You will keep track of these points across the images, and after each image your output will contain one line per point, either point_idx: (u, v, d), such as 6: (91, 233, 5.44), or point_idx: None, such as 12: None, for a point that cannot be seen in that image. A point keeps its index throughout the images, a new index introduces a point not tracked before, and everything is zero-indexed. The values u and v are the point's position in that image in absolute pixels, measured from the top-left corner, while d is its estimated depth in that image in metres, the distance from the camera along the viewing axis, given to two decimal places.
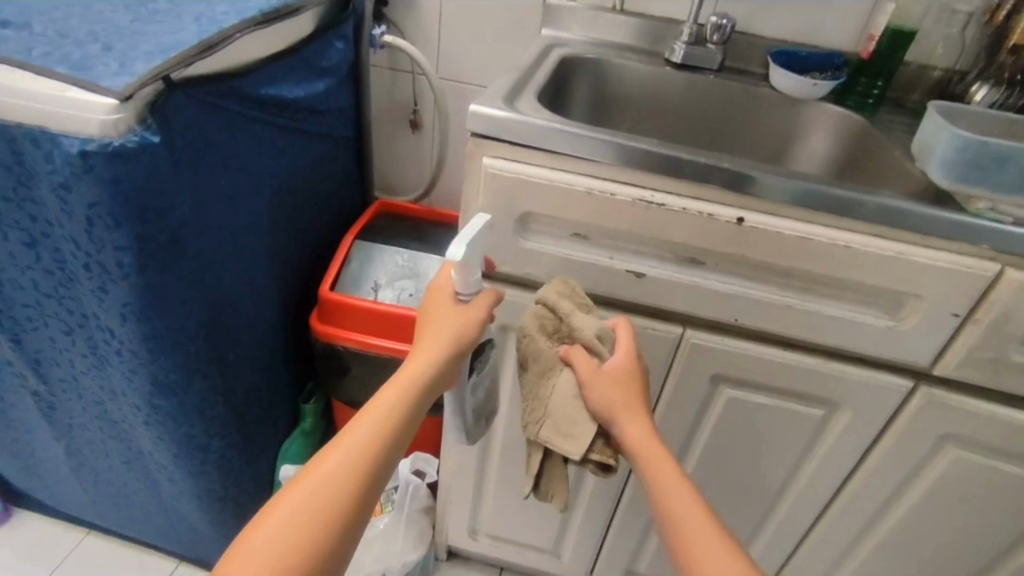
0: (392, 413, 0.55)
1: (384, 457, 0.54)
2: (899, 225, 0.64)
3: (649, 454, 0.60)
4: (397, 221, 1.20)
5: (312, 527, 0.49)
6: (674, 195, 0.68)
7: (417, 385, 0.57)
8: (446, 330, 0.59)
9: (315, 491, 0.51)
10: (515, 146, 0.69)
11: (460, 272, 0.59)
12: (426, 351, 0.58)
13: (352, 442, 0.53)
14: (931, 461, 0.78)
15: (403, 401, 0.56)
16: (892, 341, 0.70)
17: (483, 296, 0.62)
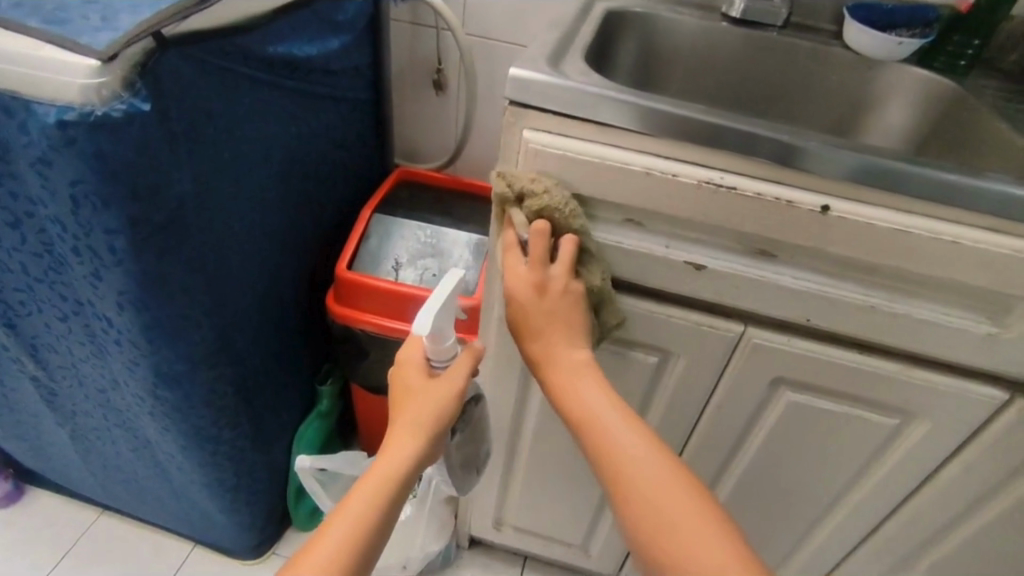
0: (369, 510, 0.51)
1: (367, 556, 0.50)
2: (1018, 218, 0.54)
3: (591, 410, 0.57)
4: (418, 191, 1.12)
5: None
6: (747, 177, 0.57)
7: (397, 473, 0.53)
8: (425, 405, 0.55)
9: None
10: (560, 118, 0.59)
11: (433, 342, 0.56)
12: (404, 434, 0.54)
13: (330, 549, 0.48)
14: (1016, 478, 0.70)
15: (383, 494, 0.52)
16: (990, 349, 0.61)
17: (458, 361, 0.58)
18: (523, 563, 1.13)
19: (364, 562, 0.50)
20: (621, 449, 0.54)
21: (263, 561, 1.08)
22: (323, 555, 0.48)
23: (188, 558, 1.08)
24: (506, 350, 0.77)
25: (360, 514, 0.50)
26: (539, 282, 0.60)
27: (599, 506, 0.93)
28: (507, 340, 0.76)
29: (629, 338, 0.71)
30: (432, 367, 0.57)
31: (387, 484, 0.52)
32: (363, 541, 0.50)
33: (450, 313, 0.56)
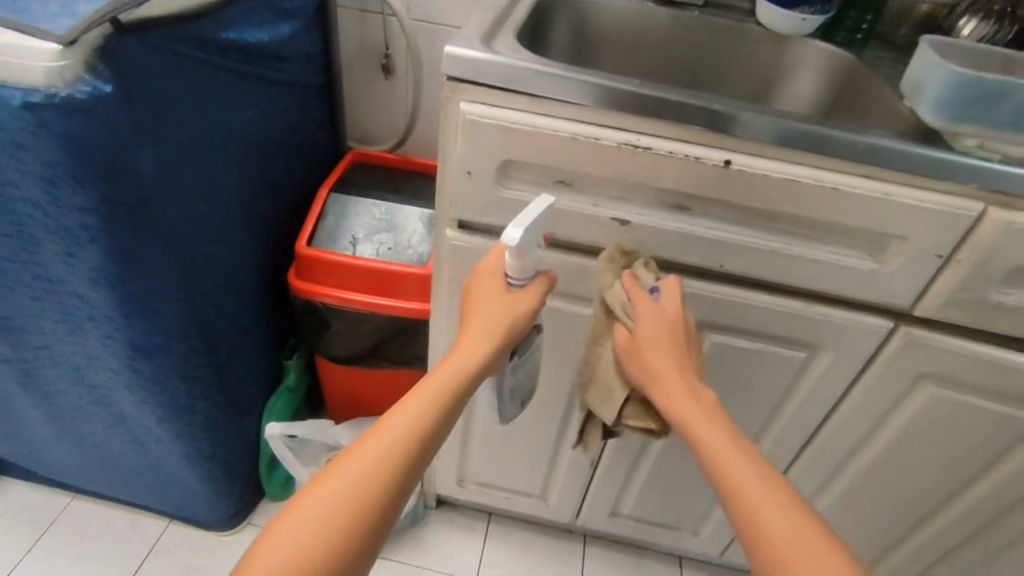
0: (442, 396, 0.54)
1: (436, 438, 0.54)
2: (888, 165, 0.63)
3: (701, 423, 0.56)
4: (372, 172, 1.17)
5: (354, 509, 0.48)
6: (659, 138, 0.65)
7: (464, 373, 0.56)
8: (495, 318, 0.60)
9: (358, 477, 0.49)
10: (495, 91, 0.66)
11: (517, 257, 0.59)
12: (479, 336, 0.58)
13: (400, 426, 0.52)
14: (907, 399, 0.80)
15: (450, 390, 0.55)
16: (874, 283, 0.70)
17: (534, 283, 0.63)
18: (488, 518, 1.21)
19: (427, 446, 0.53)
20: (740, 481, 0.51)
21: (239, 531, 1.13)
22: (392, 430, 0.51)
23: (165, 532, 1.12)
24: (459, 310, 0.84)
25: (428, 401, 0.54)
26: (674, 309, 0.63)
27: (554, 456, 1.01)
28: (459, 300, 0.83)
29: (568, 292, 0.79)
30: (508, 284, 0.62)
31: (456, 381, 0.55)
32: (430, 426, 0.53)
33: (534, 233, 0.59)
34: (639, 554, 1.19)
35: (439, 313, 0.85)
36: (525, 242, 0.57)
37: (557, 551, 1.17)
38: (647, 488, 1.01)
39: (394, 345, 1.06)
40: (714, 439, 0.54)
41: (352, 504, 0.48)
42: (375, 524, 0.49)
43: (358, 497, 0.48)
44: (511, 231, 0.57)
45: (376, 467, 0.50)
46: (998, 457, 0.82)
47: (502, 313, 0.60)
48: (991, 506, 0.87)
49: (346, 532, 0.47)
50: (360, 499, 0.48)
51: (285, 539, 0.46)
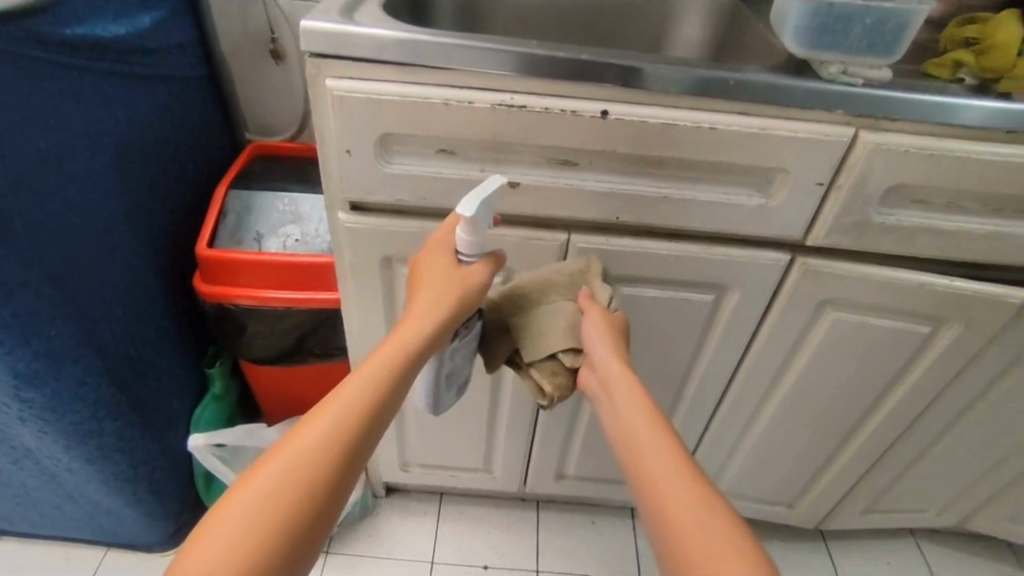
0: (388, 373, 0.51)
1: (384, 414, 0.51)
2: (760, 99, 0.64)
3: (643, 439, 0.53)
4: (272, 163, 1.12)
5: (289, 503, 0.44)
6: (534, 95, 0.64)
7: (401, 355, 0.53)
8: (443, 291, 0.56)
9: (289, 470, 0.45)
10: (360, 64, 0.63)
11: (467, 237, 0.57)
12: (427, 311, 0.55)
13: (345, 403, 0.49)
14: (814, 326, 0.82)
15: (390, 374, 0.51)
16: (765, 218, 0.71)
17: (485, 259, 0.59)
18: (439, 498, 1.20)
19: (364, 435, 0.49)
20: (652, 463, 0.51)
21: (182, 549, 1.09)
22: (327, 417, 0.48)
23: (103, 562, 1.07)
24: (366, 293, 0.82)
25: (365, 387, 0.50)
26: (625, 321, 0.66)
27: (490, 427, 1.01)
28: (364, 284, 0.81)
29: None
30: (458, 258, 0.58)
31: (393, 365, 0.52)
32: (367, 414, 0.50)
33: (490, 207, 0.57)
34: (592, 512, 1.21)
35: (348, 301, 0.83)
36: (481, 218, 0.55)
37: (511, 521, 1.18)
38: (586, 447, 1.03)
39: (316, 339, 1.03)
40: (635, 422, 0.54)
41: (284, 500, 0.44)
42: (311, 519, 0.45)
43: (291, 492, 0.45)
44: (467, 203, 0.54)
45: (311, 457, 0.46)
46: (901, 371, 0.85)
47: (445, 292, 0.56)
48: (904, 417, 0.90)
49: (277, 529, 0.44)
50: (293, 491, 0.45)
51: (213, 541, 0.42)
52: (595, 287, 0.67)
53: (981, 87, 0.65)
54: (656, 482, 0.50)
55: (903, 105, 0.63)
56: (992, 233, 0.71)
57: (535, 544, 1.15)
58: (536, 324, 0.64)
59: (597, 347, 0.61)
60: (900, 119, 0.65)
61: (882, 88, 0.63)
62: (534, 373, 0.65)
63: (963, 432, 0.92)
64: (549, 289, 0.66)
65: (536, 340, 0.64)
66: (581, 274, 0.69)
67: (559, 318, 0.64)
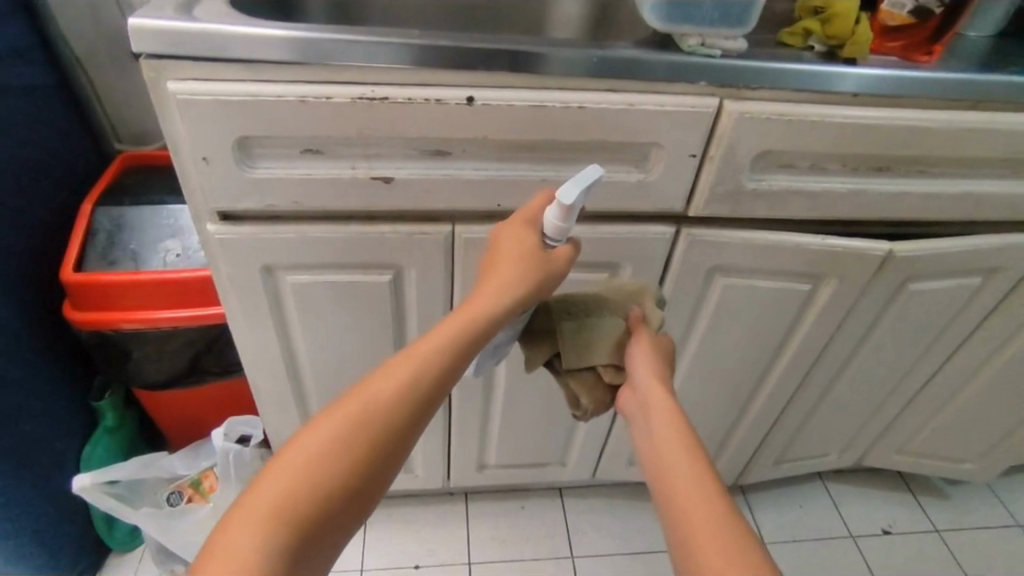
0: (452, 355, 0.50)
1: (437, 397, 0.49)
2: (625, 75, 0.64)
3: (677, 472, 0.51)
4: (147, 175, 1.04)
5: (344, 457, 0.45)
6: (396, 86, 0.61)
7: (471, 338, 0.50)
8: (519, 270, 0.54)
9: (351, 426, 0.46)
10: (203, 63, 0.59)
11: (560, 223, 0.55)
12: (500, 289, 0.53)
13: (407, 379, 0.48)
14: (706, 292, 0.84)
15: (459, 345, 0.50)
16: (645, 193, 0.72)
17: (565, 247, 0.57)
18: None
19: (425, 403, 0.49)
20: (679, 484, 0.50)
21: None
22: (393, 380, 0.48)
23: None
24: (252, 305, 0.77)
25: (434, 356, 0.49)
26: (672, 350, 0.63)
27: None
28: (248, 297, 0.76)
29: (358, 262, 0.74)
30: (543, 243, 0.57)
31: (468, 336, 0.50)
32: (432, 384, 0.49)
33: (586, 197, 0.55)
34: (521, 496, 1.21)
35: (233, 315, 0.79)
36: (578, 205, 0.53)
37: (441, 516, 1.17)
38: (506, 436, 1.02)
39: (212, 356, 0.97)
40: (665, 443, 0.54)
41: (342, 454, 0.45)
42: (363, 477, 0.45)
43: (349, 448, 0.45)
44: (569, 191, 0.52)
45: (370, 421, 0.46)
46: (789, 328, 0.89)
47: (520, 273, 0.54)
48: (797, 370, 0.95)
49: (331, 482, 0.44)
50: (353, 446, 0.45)
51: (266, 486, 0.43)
52: (648, 310, 0.63)
53: (828, 54, 0.68)
54: (686, 519, 0.48)
55: (760, 74, 0.65)
56: (853, 191, 0.75)
57: (467, 537, 1.14)
58: (584, 335, 0.60)
59: (641, 369, 0.59)
60: (758, 88, 0.66)
61: (740, 58, 0.65)
62: (570, 381, 0.62)
63: (851, 379, 0.98)
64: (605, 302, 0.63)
65: (580, 350, 0.60)
66: (637, 296, 0.65)
67: (609, 335, 0.60)
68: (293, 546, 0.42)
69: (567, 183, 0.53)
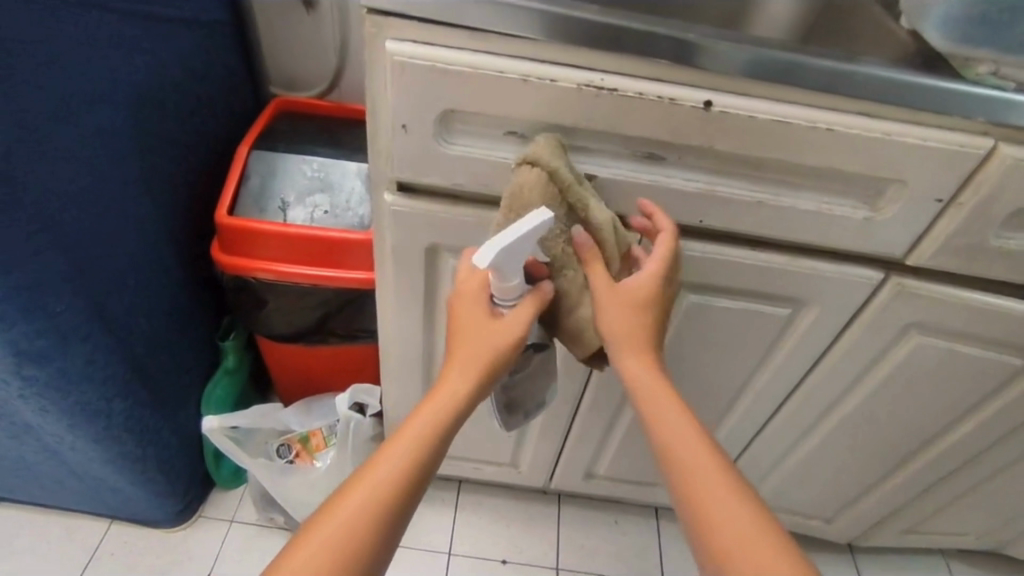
0: (429, 435, 0.50)
1: (425, 478, 0.50)
2: (891, 100, 0.55)
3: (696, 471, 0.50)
4: (300, 122, 1.02)
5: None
6: (628, 77, 0.55)
7: (446, 417, 0.51)
8: (482, 343, 0.53)
9: (329, 553, 0.44)
10: (426, 26, 0.54)
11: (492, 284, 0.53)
12: (465, 366, 0.53)
13: (392, 462, 0.48)
14: (894, 348, 0.75)
15: (425, 443, 0.50)
16: (867, 234, 0.64)
17: (522, 302, 0.55)
18: (458, 486, 1.16)
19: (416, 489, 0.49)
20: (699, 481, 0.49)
21: (191, 526, 1.05)
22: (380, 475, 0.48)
23: (106, 537, 1.03)
24: (408, 282, 0.74)
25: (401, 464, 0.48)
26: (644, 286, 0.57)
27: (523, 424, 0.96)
28: (406, 273, 0.73)
29: None
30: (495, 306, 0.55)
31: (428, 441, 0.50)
32: (404, 493, 0.48)
33: (520, 252, 0.50)
34: (615, 510, 1.17)
35: (386, 289, 0.76)
36: (499, 262, 0.49)
37: (532, 514, 1.15)
38: (621, 450, 0.99)
39: (341, 319, 0.96)
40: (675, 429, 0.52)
41: (341, 559, 0.45)
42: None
43: (347, 551, 0.45)
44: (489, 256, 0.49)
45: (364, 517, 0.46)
46: (975, 401, 0.79)
47: (487, 344, 0.53)
48: (966, 447, 0.85)
49: None
50: (349, 549, 0.45)
51: None
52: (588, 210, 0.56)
53: None
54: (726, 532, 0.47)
55: None
56: None
57: (555, 542, 1.12)
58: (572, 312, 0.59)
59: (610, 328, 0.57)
60: None
61: None
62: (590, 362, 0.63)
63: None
64: (553, 261, 0.57)
65: (577, 332, 0.60)
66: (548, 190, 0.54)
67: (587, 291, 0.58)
68: None
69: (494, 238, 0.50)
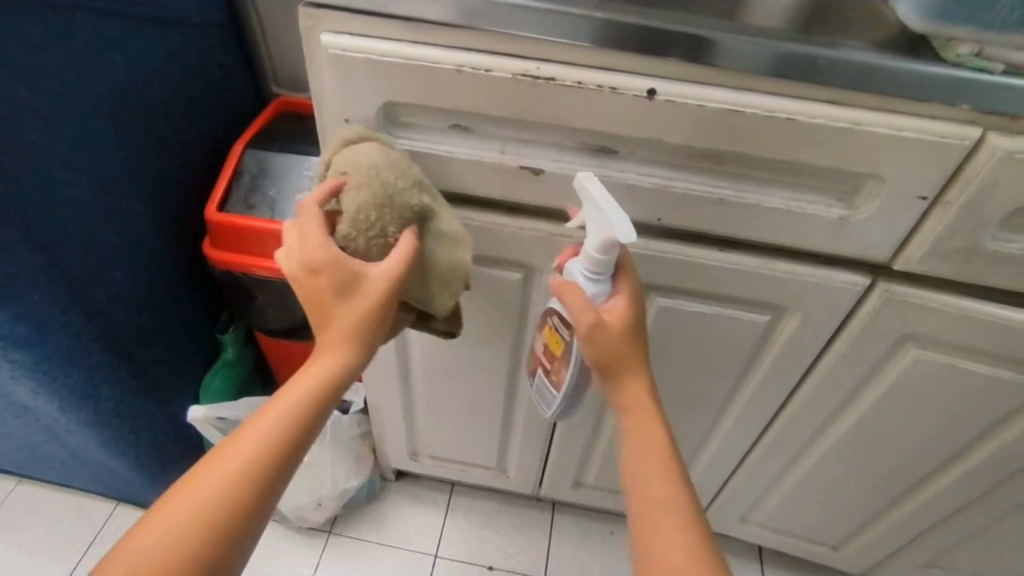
0: (300, 406, 0.52)
1: (300, 445, 0.52)
2: (857, 86, 0.50)
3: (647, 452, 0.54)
4: (299, 121, 1.03)
5: (189, 541, 0.46)
6: (568, 65, 0.52)
7: (324, 386, 0.53)
8: (355, 315, 0.53)
9: (198, 507, 0.47)
10: (360, 16, 0.53)
11: (588, 270, 0.54)
12: (337, 340, 0.54)
13: (260, 432, 0.50)
14: (889, 362, 0.69)
15: (299, 414, 0.52)
16: (843, 236, 0.58)
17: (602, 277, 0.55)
18: (451, 488, 1.15)
19: (286, 462, 0.51)
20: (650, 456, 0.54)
21: None
22: (248, 444, 0.49)
23: (110, 517, 1.07)
24: None
25: (270, 428, 0.50)
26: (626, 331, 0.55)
27: (505, 427, 0.94)
28: None
29: (486, 254, 0.68)
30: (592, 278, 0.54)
31: (300, 405, 0.52)
32: (275, 454, 0.50)
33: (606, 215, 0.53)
34: (610, 521, 1.13)
35: None
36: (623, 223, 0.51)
37: (524, 521, 1.12)
38: (609, 459, 0.95)
39: None
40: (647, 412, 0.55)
41: (208, 523, 0.47)
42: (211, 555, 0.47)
43: (214, 516, 0.47)
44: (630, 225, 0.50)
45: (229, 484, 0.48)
46: (990, 424, 0.71)
47: (355, 316, 0.53)
48: (984, 475, 0.77)
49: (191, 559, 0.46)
50: (214, 513, 0.47)
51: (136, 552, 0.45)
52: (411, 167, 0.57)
53: None
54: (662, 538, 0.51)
55: None
56: None
57: (546, 550, 1.09)
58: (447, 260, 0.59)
59: (564, 305, 0.56)
60: None
61: None
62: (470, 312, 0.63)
63: None
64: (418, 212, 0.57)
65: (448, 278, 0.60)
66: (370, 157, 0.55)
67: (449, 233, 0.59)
68: None
69: (602, 217, 0.51)
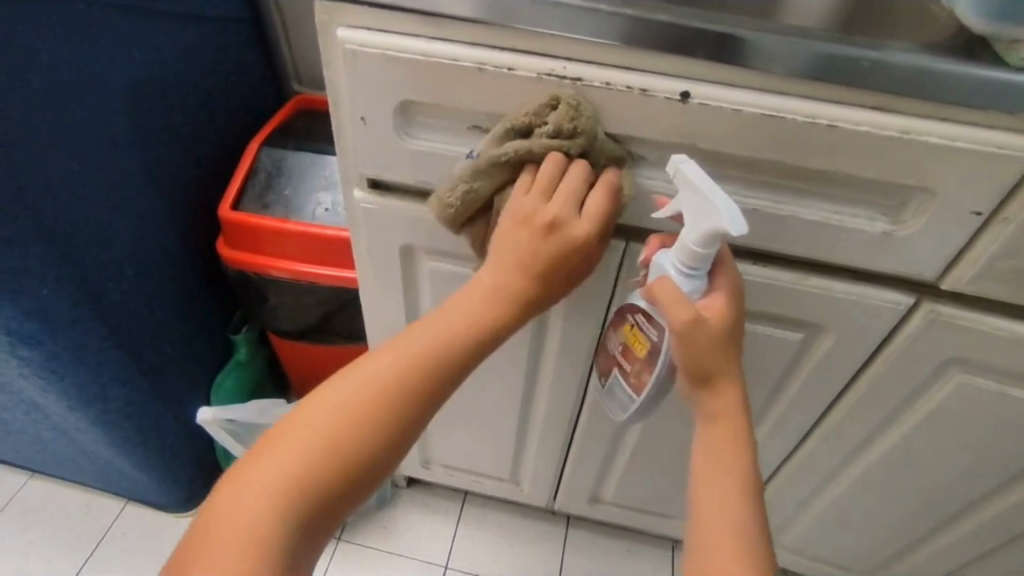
0: (444, 347, 0.49)
1: (443, 387, 0.49)
2: (909, 92, 0.46)
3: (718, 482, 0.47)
4: (317, 119, 1.02)
5: (299, 497, 0.43)
6: (596, 65, 0.49)
7: (479, 325, 0.50)
8: (559, 246, 0.51)
9: (337, 426, 0.45)
10: (377, 11, 0.50)
11: (684, 265, 0.48)
12: (506, 273, 0.51)
13: (399, 362, 0.47)
14: (931, 387, 0.64)
15: (453, 348, 0.49)
16: (888, 252, 0.54)
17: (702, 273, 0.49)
18: (463, 498, 1.12)
19: (425, 402, 0.48)
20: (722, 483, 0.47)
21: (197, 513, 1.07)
22: (391, 371, 0.47)
23: (120, 516, 1.06)
24: (386, 282, 0.72)
25: (413, 360, 0.48)
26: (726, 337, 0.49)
27: (519, 438, 0.91)
28: (383, 273, 0.71)
29: None
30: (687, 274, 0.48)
31: (456, 338, 0.49)
32: (422, 389, 0.47)
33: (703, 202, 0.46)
34: (626, 538, 1.10)
35: (366, 289, 0.73)
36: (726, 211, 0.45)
37: (538, 534, 1.09)
38: (627, 475, 0.91)
39: (340, 318, 0.95)
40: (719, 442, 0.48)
41: (337, 446, 0.44)
42: (319, 515, 0.44)
43: (345, 439, 0.45)
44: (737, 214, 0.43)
45: (369, 410, 0.45)
46: None
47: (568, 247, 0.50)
48: None
49: (320, 482, 0.43)
50: (351, 437, 0.45)
51: (266, 465, 0.43)
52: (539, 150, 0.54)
53: None
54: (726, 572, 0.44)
55: None
56: None
57: (559, 565, 1.06)
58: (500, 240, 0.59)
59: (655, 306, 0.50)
60: None
61: None
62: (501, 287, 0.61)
63: None
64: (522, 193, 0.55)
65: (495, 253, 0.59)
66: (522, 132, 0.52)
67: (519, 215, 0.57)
68: (284, 529, 0.42)
69: (702, 206, 0.44)
